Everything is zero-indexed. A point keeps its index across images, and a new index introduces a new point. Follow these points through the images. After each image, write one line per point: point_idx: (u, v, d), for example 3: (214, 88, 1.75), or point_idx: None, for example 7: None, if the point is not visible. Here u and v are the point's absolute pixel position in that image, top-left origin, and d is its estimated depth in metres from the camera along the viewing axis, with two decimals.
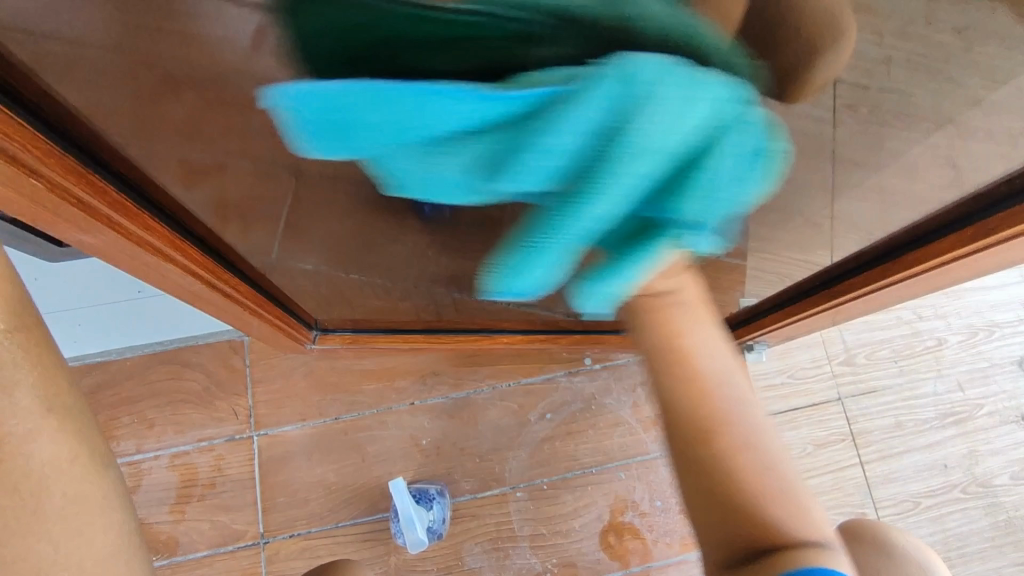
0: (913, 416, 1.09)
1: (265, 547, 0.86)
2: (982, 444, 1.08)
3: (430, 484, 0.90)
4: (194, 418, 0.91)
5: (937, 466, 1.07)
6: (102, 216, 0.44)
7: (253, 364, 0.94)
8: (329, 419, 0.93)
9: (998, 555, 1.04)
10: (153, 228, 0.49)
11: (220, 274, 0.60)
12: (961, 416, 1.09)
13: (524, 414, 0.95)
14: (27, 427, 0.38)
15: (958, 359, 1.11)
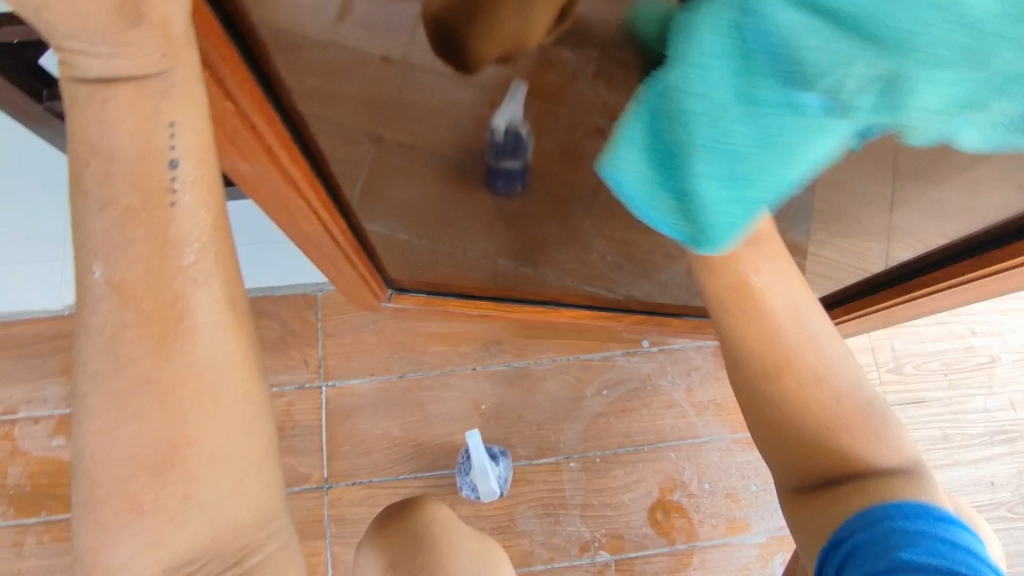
0: (963, 430, 1.09)
1: (328, 492, 0.90)
2: None
3: (493, 445, 0.93)
4: (268, 364, 0.95)
5: (984, 482, 1.07)
6: (267, 146, 0.46)
7: (325, 318, 0.98)
8: (394, 376, 0.96)
9: None
10: (297, 164, 0.52)
11: (334, 215, 0.64)
12: (1012, 435, 1.09)
13: (581, 388, 0.98)
14: (212, 327, 0.36)
15: (1012, 377, 1.11)
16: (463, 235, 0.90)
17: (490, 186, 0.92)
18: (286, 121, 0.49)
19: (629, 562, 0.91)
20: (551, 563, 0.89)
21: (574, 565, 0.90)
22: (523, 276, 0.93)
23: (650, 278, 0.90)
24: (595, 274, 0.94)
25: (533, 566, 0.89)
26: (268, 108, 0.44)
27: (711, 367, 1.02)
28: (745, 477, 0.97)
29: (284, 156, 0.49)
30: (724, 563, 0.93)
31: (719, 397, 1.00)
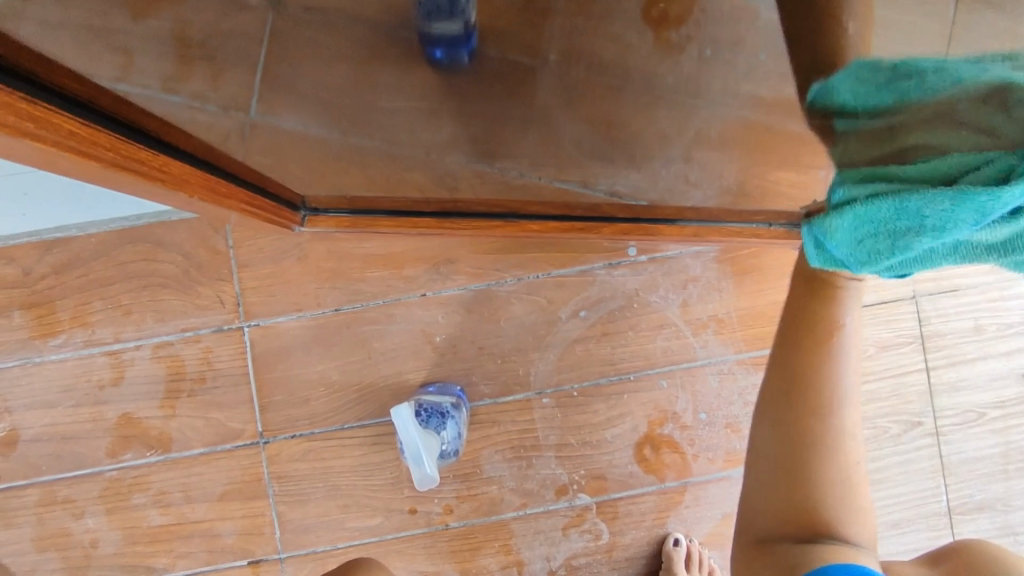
0: (896, 337, 1.11)
1: (265, 448, 0.79)
2: (963, 376, 1.10)
3: (443, 397, 0.78)
4: (175, 305, 0.79)
5: (907, 395, 1.10)
6: (18, 132, 0.31)
7: (237, 246, 0.80)
8: (328, 310, 0.80)
9: (974, 481, 1.09)
10: (67, 128, 0.35)
11: (167, 169, 0.47)
12: (954, 353, 1.10)
13: (554, 311, 0.82)
14: None
15: (975, 298, 1.11)
16: (397, 124, 0.73)
17: (427, 57, 0.76)
18: (31, 84, 0.32)
19: (612, 504, 0.81)
20: (523, 509, 0.80)
21: (549, 510, 0.80)
22: (477, 175, 0.74)
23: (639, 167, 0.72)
24: (563, 163, 0.73)
25: (504, 514, 0.80)
26: (20, 94, 0.30)
27: (713, 277, 0.85)
28: (749, 404, 0.83)
29: (36, 129, 0.32)
30: (720, 499, 0.82)
31: (721, 311, 0.84)
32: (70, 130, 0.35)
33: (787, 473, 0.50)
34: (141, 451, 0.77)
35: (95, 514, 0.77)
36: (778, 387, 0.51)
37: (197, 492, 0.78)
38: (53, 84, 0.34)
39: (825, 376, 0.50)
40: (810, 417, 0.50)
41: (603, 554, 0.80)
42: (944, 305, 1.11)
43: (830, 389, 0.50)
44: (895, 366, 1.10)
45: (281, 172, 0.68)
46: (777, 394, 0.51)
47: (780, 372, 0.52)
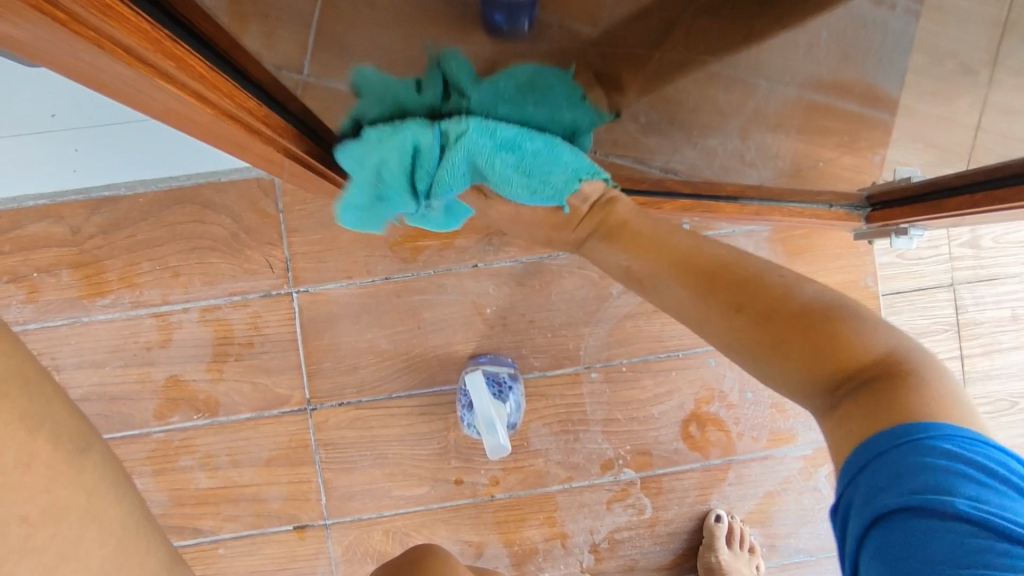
0: (932, 325, 1.11)
1: (312, 414, 0.78)
2: (997, 366, 1.11)
3: (501, 367, 0.77)
4: (224, 269, 0.78)
5: None
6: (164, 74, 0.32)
7: (287, 210, 0.79)
8: (378, 278, 0.80)
9: None
10: (202, 74, 0.35)
11: (271, 123, 0.46)
12: (989, 342, 1.11)
13: (605, 286, 0.81)
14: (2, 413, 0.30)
15: (1012, 289, 1.11)
16: None
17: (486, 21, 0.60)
18: (164, 17, 0.31)
19: (657, 480, 0.81)
20: (568, 483, 0.80)
21: (594, 484, 0.80)
22: None
23: (694, 144, 0.72)
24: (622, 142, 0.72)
25: (549, 486, 0.80)
26: (166, 35, 0.31)
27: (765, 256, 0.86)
28: None
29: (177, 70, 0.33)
30: (763, 477, 0.83)
31: None
32: (200, 75, 0.35)
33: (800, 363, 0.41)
34: (188, 414, 0.77)
35: (142, 475, 0.77)
36: (734, 290, 0.46)
37: (243, 456, 0.77)
38: (189, 25, 0.34)
39: (777, 293, 0.45)
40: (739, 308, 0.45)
41: (647, 529, 0.81)
42: (982, 293, 1.11)
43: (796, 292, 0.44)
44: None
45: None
46: (700, 297, 0.49)
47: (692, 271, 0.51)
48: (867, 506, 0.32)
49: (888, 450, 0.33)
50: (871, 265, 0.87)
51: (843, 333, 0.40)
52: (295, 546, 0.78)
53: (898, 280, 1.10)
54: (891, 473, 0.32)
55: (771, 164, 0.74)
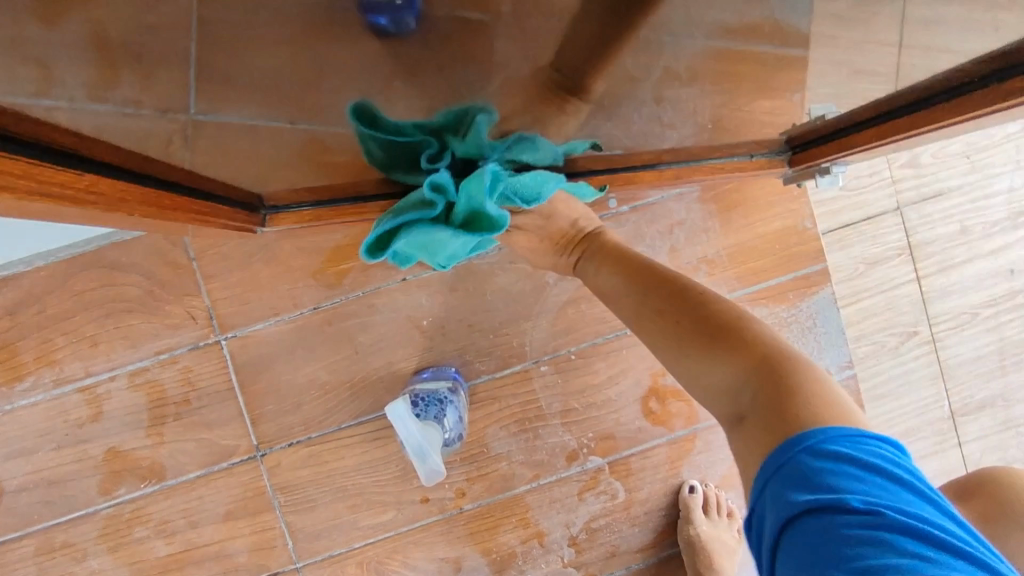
0: (883, 252, 1.10)
1: (263, 460, 0.76)
2: (954, 282, 1.10)
3: (438, 383, 0.75)
4: (145, 329, 0.75)
5: (899, 307, 1.10)
6: None
7: (199, 257, 0.76)
8: (307, 310, 0.77)
9: (976, 383, 1.10)
10: (32, 173, 0.33)
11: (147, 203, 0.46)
12: (943, 259, 1.10)
13: (540, 276, 0.79)
14: None
15: (957, 203, 1.10)
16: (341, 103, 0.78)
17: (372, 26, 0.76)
18: None
19: (624, 462, 0.80)
20: (536, 481, 0.78)
21: (562, 477, 0.79)
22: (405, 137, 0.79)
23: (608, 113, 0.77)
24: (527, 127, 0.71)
25: (517, 488, 0.78)
26: None
27: (698, 218, 0.83)
28: None
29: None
30: None
31: (711, 252, 0.83)
32: (67, 183, 0.36)
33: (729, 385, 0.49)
34: (135, 484, 0.74)
35: (98, 554, 0.74)
36: (700, 327, 0.52)
37: (201, 515, 0.75)
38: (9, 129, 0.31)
39: (751, 335, 0.50)
40: (699, 345, 0.52)
41: (622, 512, 0.80)
42: (928, 211, 1.10)
43: (750, 333, 0.50)
44: (886, 280, 1.10)
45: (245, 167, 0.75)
46: (684, 330, 0.53)
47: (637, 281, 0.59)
48: (783, 504, 0.39)
49: (797, 456, 0.40)
50: (808, 207, 0.85)
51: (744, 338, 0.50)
52: None
53: (843, 213, 1.09)
54: (806, 468, 0.39)
55: (688, 121, 0.81)
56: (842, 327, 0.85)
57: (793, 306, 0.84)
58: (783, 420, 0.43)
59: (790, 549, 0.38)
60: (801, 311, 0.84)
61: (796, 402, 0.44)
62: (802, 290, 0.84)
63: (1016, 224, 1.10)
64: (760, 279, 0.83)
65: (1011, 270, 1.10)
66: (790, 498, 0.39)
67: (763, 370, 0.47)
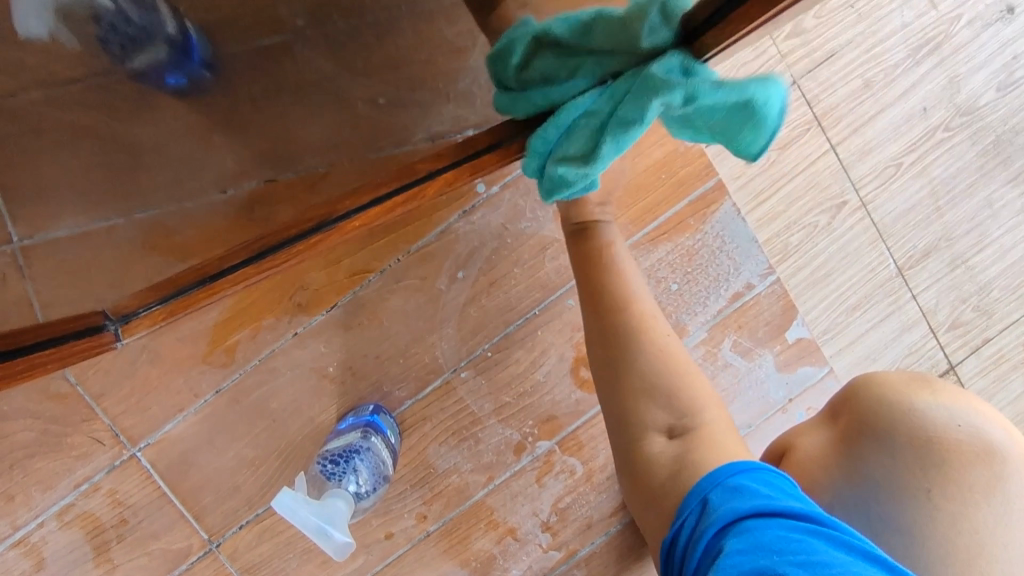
0: (788, 129, 1.05)
1: (220, 550, 0.75)
2: (872, 140, 1.06)
3: (351, 435, 0.73)
4: (55, 467, 0.73)
5: (822, 181, 1.05)
6: None
7: (82, 379, 0.73)
8: (211, 395, 0.75)
9: (926, 231, 1.07)
10: None
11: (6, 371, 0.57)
12: (855, 120, 1.05)
13: (431, 285, 0.76)
14: None
15: (855, 58, 1.05)
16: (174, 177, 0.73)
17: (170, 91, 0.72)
18: None
19: (574, 437, 0.79)
20: (492, 483, 0.78)
21: (516, 471, 0.78)
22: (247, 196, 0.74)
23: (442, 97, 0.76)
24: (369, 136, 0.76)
25: (476, 495, 0.78)
26: None
27: None
28: (661, 281, 0.80)
29: None
30: None
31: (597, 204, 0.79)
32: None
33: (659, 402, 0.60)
34: None
35: None
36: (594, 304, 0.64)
37: None
38: None
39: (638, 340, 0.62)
40: (644, 388, 0.61)
41: (586, 484, 0.79)
42: (825, 75, 1.05)
43: (641, 369, 0.61)
44: (801, 158, 1.05)
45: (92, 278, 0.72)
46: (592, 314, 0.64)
47: (595, 303, 0.64)
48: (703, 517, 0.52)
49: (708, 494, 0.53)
50: None
51: (638, 355, 0.62)
52: None
53: None
54: (715, 496, 0.52)
55: None
56: (751, 236, 0.82)
57: (697, 231, 0.81)
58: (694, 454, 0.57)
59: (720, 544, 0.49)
60: (706, 234, 0.81)
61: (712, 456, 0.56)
62: (700, 213, 0.81)
63: (918, 60, 1.05)
64: (654, 215, 0.80)
65: (927, 110, 1.06)
66: (709, 510, 0.52)
67: (660, 390, 0.61)
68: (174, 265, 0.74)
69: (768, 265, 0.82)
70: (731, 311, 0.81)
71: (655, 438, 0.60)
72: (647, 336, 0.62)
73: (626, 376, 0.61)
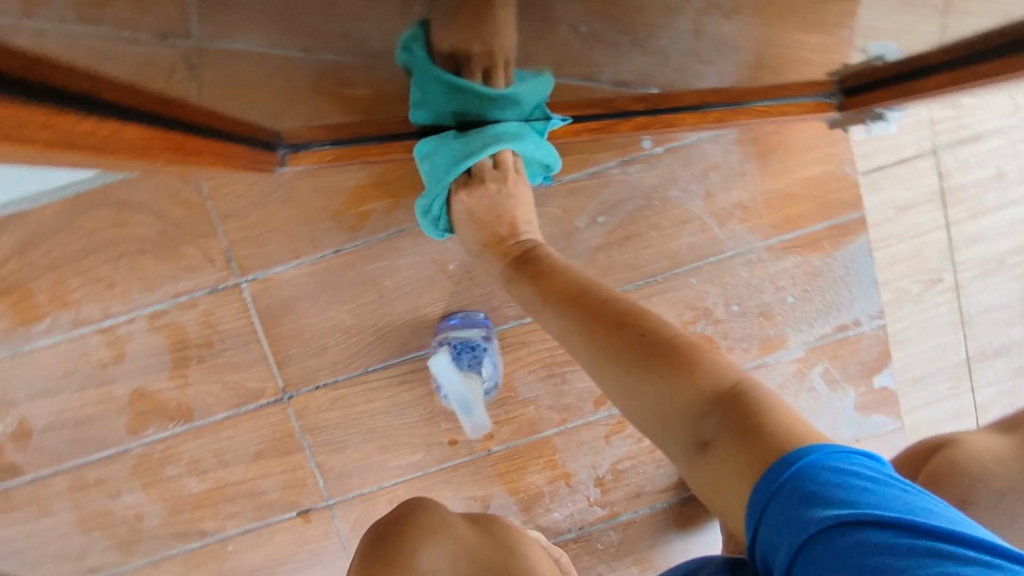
0: (914, 194, 1.06)
1: (290, 403, 0.76)
2: (984, 230, 1.08)
3: (472, 332, 0.75)
4: (161, 271, 0.72)
5: (925, 253, 1.07)
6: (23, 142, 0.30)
7: (213, 195, 0.71)
8: (329, 252, 0.74)
9: (1003, 331, 1.09)
10: (54, 125, 0.31)
11: (160, 140, 0.42)
12: (976, 206, 1.07)
13: (571, 220, 0.76)
14: None
15: (996, 148, 1.06)
16: (360, 26, 0.72)
17: None
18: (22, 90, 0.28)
19: None
20: (563, 424, 0.79)
21: (589, 421, 0.79)
22: None
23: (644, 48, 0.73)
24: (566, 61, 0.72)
25: (544, 431, 0.79)
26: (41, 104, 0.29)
27: (735, 160, 0.78)
28: (780, 290, 0.81)
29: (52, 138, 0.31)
30: None
31: (747, 198, 0.79)
32: (59, 124, 0.31)
33: (682, 397, 0.46)
34: (164, 424, 0.74)
35: (132, 491, 0.75)
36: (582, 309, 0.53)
37: (231, 455, 0.76)
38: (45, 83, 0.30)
39: (633, 326, 0.51)
40: (660, 375, 0.47)
41: (647, 454, 0.81)
42: (965, 155, 1.06)
43: (642, 358, 0.49)
44: (915, 226, 1.07)
45: (253, 100, 0.71)
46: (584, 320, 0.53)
47: (580, 308, 0.53)
48: (791, 527, 0.36)
49: (781, 491, 0.38)
50: (849, 151, 0.80)
51: (640, 336, 0.50)
52: (303, 531, 0.78)
53: (880, 155, 1.05)
54: (795, 497, 0.37)
55: (730, 57, 0.75)
56: (874, 276, 0.83)
57: (827, 255, 0.81)
58: (744, 449, 0.42)
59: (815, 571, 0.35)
60: (835, 260, 0.82)
61: (762, 438, 0.41)
62: (836, 239, 0.81)
63: None
64: (795, 226, 0.80)
65: None
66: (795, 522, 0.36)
67: (676, 383, 0.47)
68: (333, 116, 0.72)
69: (880, 309, 0.83)
70: (831, 340, 0.83)
71: (697, 450, 0.45)
72: (638, 322, 0.51)
73: (636, 379, 0.48)
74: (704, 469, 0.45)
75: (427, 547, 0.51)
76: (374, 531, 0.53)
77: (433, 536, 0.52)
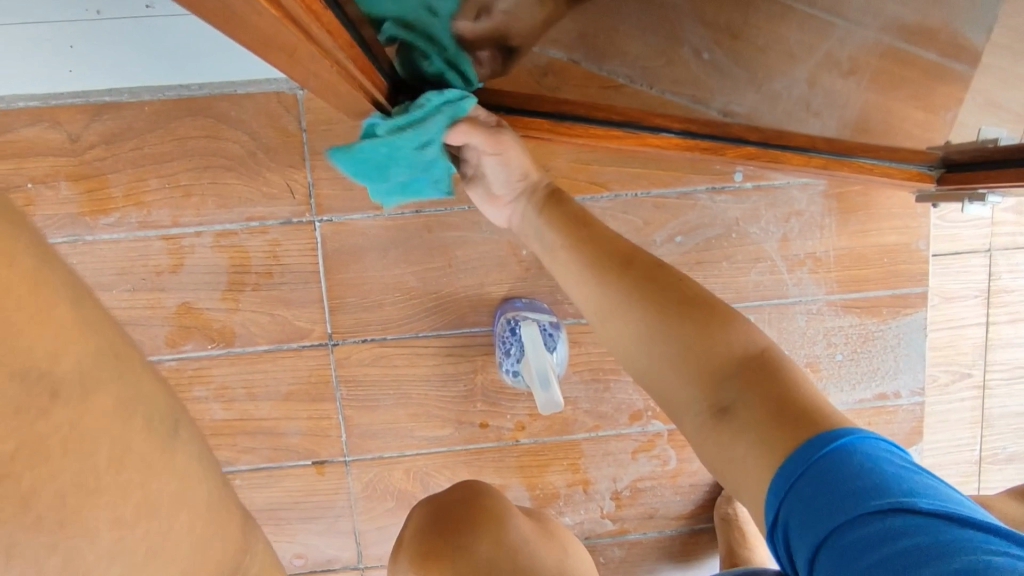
0: (962, 289, 1.03)
1: (334, 350, 0.75)
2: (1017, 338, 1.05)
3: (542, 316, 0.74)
4: (241, 192, 0.71)
5: (958, 347, 1.05)
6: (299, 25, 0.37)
7: (310, 129, 0.71)
8: (410, 211, 0.73)
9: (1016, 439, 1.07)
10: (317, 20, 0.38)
11: (321, 17, 0.39)
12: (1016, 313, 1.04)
13: (649, 233, 0.77)
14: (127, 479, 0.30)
15: None
16: None
17: None
18: None
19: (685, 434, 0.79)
20: (595, 432, 0.78)
21: (621, 434, 0.79)
22: None
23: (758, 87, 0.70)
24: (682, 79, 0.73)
25: (575, 434, 0.78)
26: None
27: (818, 212, 0.79)
28: (831, 346, 0.82)
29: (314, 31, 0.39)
30: None
31: (821, 249, 0.79)
32: None
33: (706, 360, 0.49)
34: (203, 344, 0.73)
35: None
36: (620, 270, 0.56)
37: (262, 389, 0.74)
38: None
39: (655, 270, 0.55)
40: (685, 338, 0.50)
41: (669, 480, 0.80)
42: (1017, 261, 1.02)
43: (664, 316, 0.52)
44: (957, 318, 1.03)
45: None
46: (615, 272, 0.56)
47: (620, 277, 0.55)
48: (823, 514, 0.37)
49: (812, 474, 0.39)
50: (926, 228, 0.80)
51: (665, 292, 0.53)
52: (314, 482, 0.77)
53: (939, 244, 1.00)
54: (829, 480, 0.38)
55: (836, 114, 0.69)
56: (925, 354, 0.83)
57: (883, 322, 0.82)
58: (773, 418, 0.43)
59: (841, 553, 0.35)
60: (890, 329, 0.82)
61: (786, 408, 0.43)
62: (896, 309, 0.82)
63: None
64: (860, 287, 0.81)
65: None
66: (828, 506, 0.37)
67: (701, 346, 0.49)
68: None
69: (922, 387, 0.84)
70: (869, 407, 0.83)
71: (712, 412, 0.48)
72: (663, 281, 0.54)
73: (659, 333, 0.52)
74: (714, 432, 0.47)
75: (480, 535, 0.54)
76: (436, 502, 0.58)
77: (494, 522, 0.55)
